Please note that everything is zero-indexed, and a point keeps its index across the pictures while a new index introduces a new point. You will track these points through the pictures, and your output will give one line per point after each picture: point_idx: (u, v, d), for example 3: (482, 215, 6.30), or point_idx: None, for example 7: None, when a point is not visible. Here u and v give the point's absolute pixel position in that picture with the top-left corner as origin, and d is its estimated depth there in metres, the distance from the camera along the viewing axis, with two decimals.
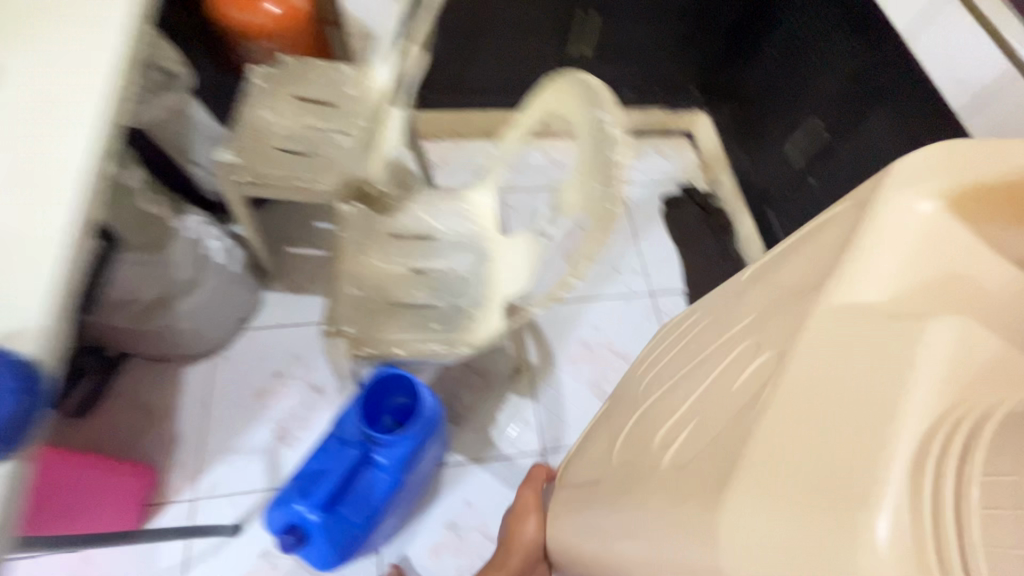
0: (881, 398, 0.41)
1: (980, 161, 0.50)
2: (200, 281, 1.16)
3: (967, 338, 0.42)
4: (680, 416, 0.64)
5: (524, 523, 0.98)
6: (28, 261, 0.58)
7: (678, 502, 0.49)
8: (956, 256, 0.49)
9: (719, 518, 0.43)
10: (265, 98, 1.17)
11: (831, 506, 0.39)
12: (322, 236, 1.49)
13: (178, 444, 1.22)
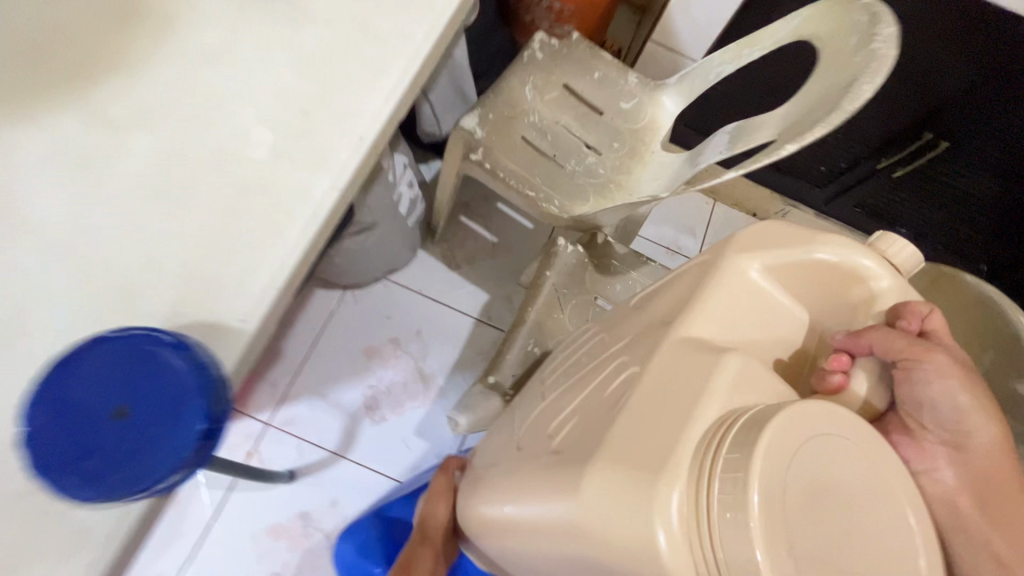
0: (681, 401, 0.44)
1: (792, 239, 0.55)
2: (375, 226, 1.06)
3: (749, 367, 0.47)
4: (560, 396, 0.64)
5: (435, 505, 0.80)
6: (268, 235, 0.46)
7: (544, 503, 0.48)
8: (772, 330, 0.54)
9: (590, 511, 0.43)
10: (536, 73, 0.99)
11: (631, 502, 0.41)
12: (498, 221, 1.35)
13: (278, 360, 1.17)
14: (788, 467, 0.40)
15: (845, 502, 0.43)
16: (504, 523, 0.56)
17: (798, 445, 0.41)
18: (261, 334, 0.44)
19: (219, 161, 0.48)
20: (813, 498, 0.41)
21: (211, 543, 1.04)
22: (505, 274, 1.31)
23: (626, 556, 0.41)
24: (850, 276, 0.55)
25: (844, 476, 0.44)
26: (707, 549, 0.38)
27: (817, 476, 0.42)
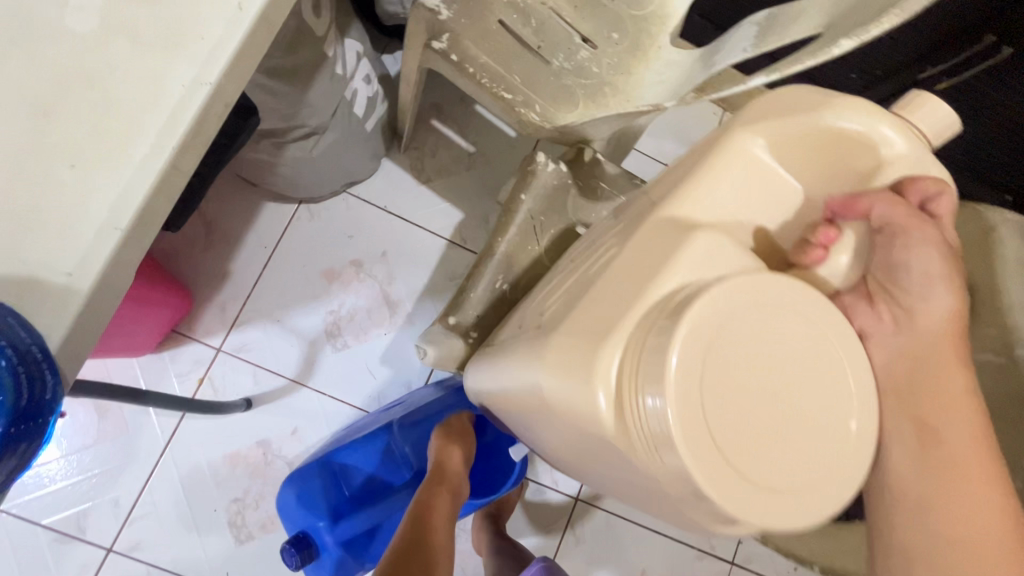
0: (641, 284, 0.41)
1: (800, 108, 0.45)
2: (325, 130, 0.89)
3: (725, 257, 0.41)
4: (553, 285, 0.55)
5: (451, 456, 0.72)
6: (102, 153, 0.32)
7: (517, 366, 0.50)
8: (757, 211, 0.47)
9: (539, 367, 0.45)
10: None
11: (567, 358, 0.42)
12: (475, 126, 1.18)
13: (226, 282, 1.05)
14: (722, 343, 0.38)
15: (795, 359, 0.39)
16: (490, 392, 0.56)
17: (738, 318, 0.38)
18: (107, 290, 0.32)
19: (22, 37, 0.32)
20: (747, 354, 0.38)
21: (166, 469, 0.99)
22: (482, 188, 1.16)
23: (569, 415, 0.42)
24: (853, 144, 0.45)
25: (784, 345, 0.39)
26: (621, 395, 0.38)
27: (747, 338, 0.38)
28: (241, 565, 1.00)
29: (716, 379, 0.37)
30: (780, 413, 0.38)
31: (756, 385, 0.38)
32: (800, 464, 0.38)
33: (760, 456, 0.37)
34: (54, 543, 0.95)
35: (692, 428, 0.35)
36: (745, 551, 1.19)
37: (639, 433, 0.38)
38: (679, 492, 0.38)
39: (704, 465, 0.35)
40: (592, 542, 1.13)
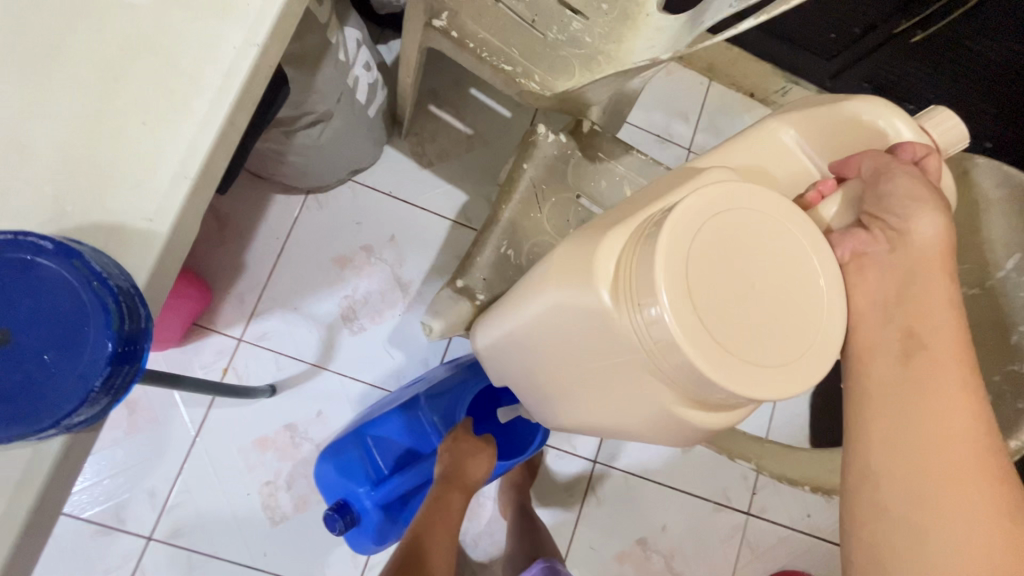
0: (644, 205, 0.45)
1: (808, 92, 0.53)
2: (331, 115, 0.92)
3: (723, 176, 0.45)
4: None
5: (473, 466, 0.73)
6: (167, 113, 0.35)
7: (527, 297, 0.52)
8: (774, 162, 0.51)
9: (550, 289, 0.47)
10: None
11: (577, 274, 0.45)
12: (471, 109, 1.21)
13: (241, 274, 1.09)
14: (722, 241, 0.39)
15: (776, 266, 0.40)
16: (495, 330, 0.58)
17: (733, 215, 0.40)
18: (179, 236, 0.36)
19: (87, 15, 0.35)
20: (732, 256, 0.39)
21: (198, 457, 1.03)
22: (482, 169, 1.20)
23: (583, 328, 0.45)
24: (859, 127, 0.52)
25: (767, 254, 0.40)
26: (624, 283, 0.41)
27: (745, 242, 0.40)
28: (276, 545, 1.03)
29: (702, 274, 0.38)
30: (765, 310, 0.39)
31: (738, 287, 0.39)
32: (782, 354, 0.39)
33: (743, 347, 0.38)
34: (95, 535, 0.98)
35: (689, 308, 0.37)
36: (759, 500, 1.23)
37: (641, 332, 0.40)
38: (689, 385, 0.40)
39: (694, 345, 0.37)
40: (612, 502, 1.18)
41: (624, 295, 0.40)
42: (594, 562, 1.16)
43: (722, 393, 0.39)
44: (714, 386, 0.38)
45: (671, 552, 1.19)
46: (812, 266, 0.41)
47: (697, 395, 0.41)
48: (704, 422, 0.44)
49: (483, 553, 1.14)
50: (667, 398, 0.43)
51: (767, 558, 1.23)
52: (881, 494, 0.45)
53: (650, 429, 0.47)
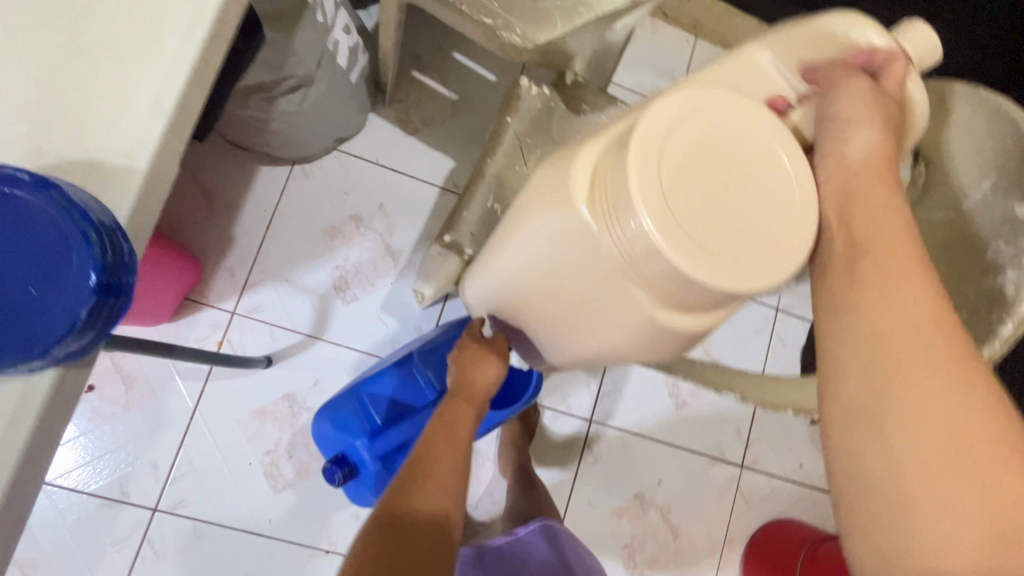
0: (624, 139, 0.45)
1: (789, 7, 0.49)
2: (311, 81, 0.91)
3: None
4: None
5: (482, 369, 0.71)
6: (138, 53, 0.35)
7: (508, 234, 0.52)
8: (753, 84, 0.50)
9: (530, 215, 0.47)
10: None
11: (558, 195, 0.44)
12: (455, 74, 1.19)
13: (231, 247, 1.08)
14: (694, 144, 0.39)
15: (749, 163, 0.39)
16: (480, 272, 0.58)
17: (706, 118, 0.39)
18: (158, 176, 0.36)
19: None
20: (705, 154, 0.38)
21: (198, 428, 1.04)
22: (469, 135, 1.19)
23: (563, 252, 0.45)
24: (839, 44, 0.50)
25: (746, 154, 0.39)
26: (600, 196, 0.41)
27: (716, 139, 0.39)
28: (281, 512, 1.05)
29: (674, 174, 0.38)
30: (738, 207, 0.39)
31: (709, 181, 0.39)
32: (764, 249, 0.39)
33: (718, 239, 0.38)
34: (101, 508, 1.00)
35: (658, 204, 0.37)
36: (752, 453, 1.26)
37: (619, 243, 0.40)
38: (674, 293, 0.40)
39: (670, 242, 0.37)
40: (608, 459, 1.20)
41: (603, 212, 0.40)
42: (592, 518, 1.19)
43: (700, 293, 0.39)
44: (694, 289, 0.39)
45: (667, 506, 1.22)
46: (791, 170, 0.40)
47: (682, 306, 0.41)
48: (695, 333, 0.45)
49: (484, 514, 1.16)
50: (648, 307, 0.42)
51: (761, 509, 1.26)
52: (848, 389, 0.41)
53: (639, 352, 0.47)
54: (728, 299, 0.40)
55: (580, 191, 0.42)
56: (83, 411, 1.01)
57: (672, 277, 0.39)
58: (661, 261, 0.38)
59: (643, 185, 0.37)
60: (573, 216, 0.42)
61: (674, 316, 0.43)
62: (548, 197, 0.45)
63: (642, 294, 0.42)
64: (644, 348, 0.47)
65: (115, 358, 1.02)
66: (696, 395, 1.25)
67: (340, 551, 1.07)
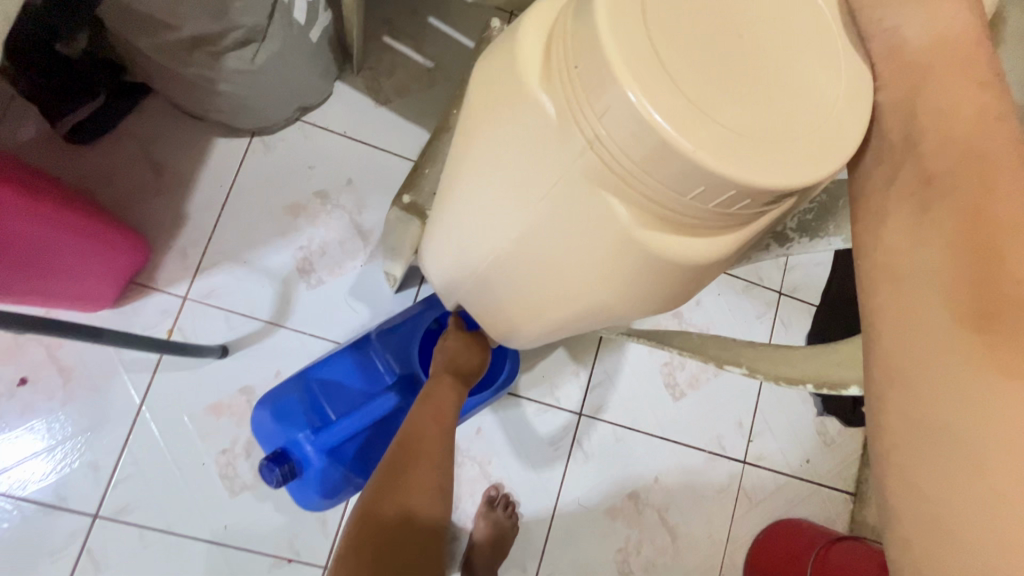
0: None
1: None
2: (262, 37, 0.81)
3: None
4: None
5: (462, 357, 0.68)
6: None
7: (453, 160, 0.42)
8: None
9: (475, 121, 0.37)
10: None
11: (498, 81, 0.35)
12: (431, 39, 1.10)
13: (183, 226, 0.99)
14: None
15: (760, 14, 0.30)
16: (432, 218, 0.48)
17: None
18: None
19: None
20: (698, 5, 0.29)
21: (145, 424, 0.94)
22: (447, 105, 1.09)
23: (514, 165, 0.35)
24: None
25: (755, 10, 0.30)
26: (562, 70, 0.31)
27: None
28: (238, 516, 0.95)
29: (664, 22, 0.29)
30: (742, 73, 0.29)
31: (707, 32, 0.29)
32: (785, 126, 0.29)
33: (728, 109, 0.28)
34: (36, 515, 0.90)
35: (641, 65, 0.28)
36: (755, 448, 1.17)
37: (590, 123, 0.30)
38: (668, 193, 0.30)
39: (664, 112, 0.27)
40: (601, 456, 1.11)
41: (562, 88, 0.30)
42: (584, 521, 1.09)
43: (704, 188, 0.29)
44: (696, 186, 0.29)
45: (665, 506, 1.13)
46: (815, 35, 0.31)
47: (676, 217, 0.32)
48: (694, 265, 0.35)
49: (464, 518, 1.06)
50: (628, 222, 0.33)
51: (766, 507, 1.17)
52: (921, 410, 0.33)
53: (618, 296, 0.38)
54: (732, 212, 0.31)
55: (535, 73, 0.32)
56: (15, 407, 0.91)
57: (671, 173, 0.29)
58: (650, 143, 0.28)
59: (625, 54, 0.28)
60: (528, 107, 0.32)
61: (662, 235, 0.33)
62: (497, 95, 0.35)
63: (620, 203, 0.32)
64: (628, 290, 0.37)
65: (51, 347, 0.92)
66: (693, 386, 1.16)
67: (305, 560, 0.97)
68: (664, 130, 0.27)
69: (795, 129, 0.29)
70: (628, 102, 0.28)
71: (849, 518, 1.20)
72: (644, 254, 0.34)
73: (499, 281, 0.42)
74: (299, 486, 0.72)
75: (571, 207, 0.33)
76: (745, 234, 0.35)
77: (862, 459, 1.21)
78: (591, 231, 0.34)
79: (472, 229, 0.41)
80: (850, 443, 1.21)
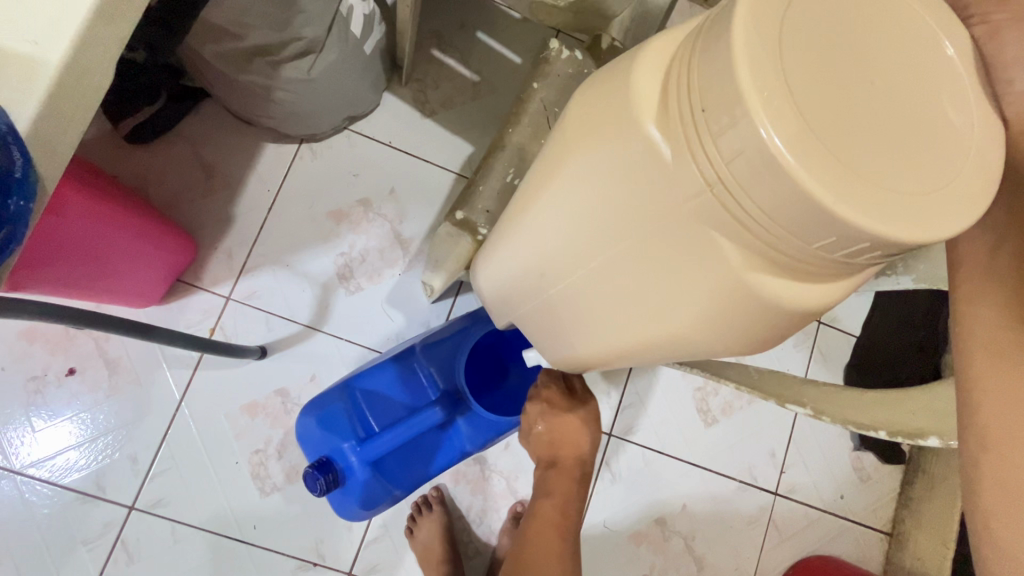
0: None
1: None
2: (321, 48, 0.83)
3: None
4: None
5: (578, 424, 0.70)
6: None
7: (534, 186, 0.42)
8: None
9: (574, 152, 0.38)
10: None
11: (606, 116, 0.35)
12: (478, 54, 1.11)
13: (230, 227, 1.01)
14: (822, 39, 0.28)
15: (894, 58, 0.29)
16: (497, 238, 0.49)
17: (829, 8, 0.29)
18: (81, 71, 0.28)
19: None
20: (833, 48, 0.28)
21: (184, 421, 0.96)
22: (490, 119, 1.10)
23: (616, 196, 0.35)
24: None
25: (890, 54, 0.29)
26: (684, 104, 0.30)
27: (844, 31, 0.29)
28: (267, 517, 0.96)
29: (801, 62, 0.28)
30: (882, 117, 0.28)
31: (844, 73, 0.28)
32: (915, 172, 0.28)
33: (865, 156, 0.27)
34: (74, 503, 0.92)
35: (782, 107, 0.27)
36: (788, 480, 1.14)
37: (713, 162, 0.30)
38: (789, 237, 0.29)
39: (800, 156, 0.27)
40: (629, 479, 1.09)
41: (679, 127, 0.31)
42: (609, 544, 1.08)
43: (834, 238, 0.28)
44: (826, 237, 0.28)
45: (692, 534, 1.10)
46: (948, 82, 0.30)
47: (787, 261, 0.31)
48: (796, 309, 0.34)
49: (488, 531, 1.03)
50: (740, 267, 0.32)
51: (796, 542, 1.13)
52: None
53: (713, 337, 0.37)
54: (855, 262, 0.30)
55: (649, 107, 0.33)
56: (62, 395, 0.93)
57: (799, 221, 0.28)
58: (781, 188, 0.27)
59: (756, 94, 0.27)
60: (635, 141, 0.33)
61: (773, 280, 0.33)
62: (601, 127, 0.35)
63: (731, 245, 0.32)
64: (723, 331, 0.36)
65: (99, 339, 0.95)
66: (726, 413, 1.14)
67: (328, 565, 0.97)
68: (799, 175, 0.27)
69: (925, 180, 0.28)
70: (757, 138, 0.27)
71: (884, 559, 1.16)
72: (748, 298, 0.33)
73: (571, 310, 0.42)
74: (339, 495, 0.73)
75: (671, 245, 0.34)
76: (850, 282, 0.34)
77: (899, 498, 1.16)
78: (695, 270, 0.34)
79: (549, 257, 0.41)
80: (888, 481, 1.17)
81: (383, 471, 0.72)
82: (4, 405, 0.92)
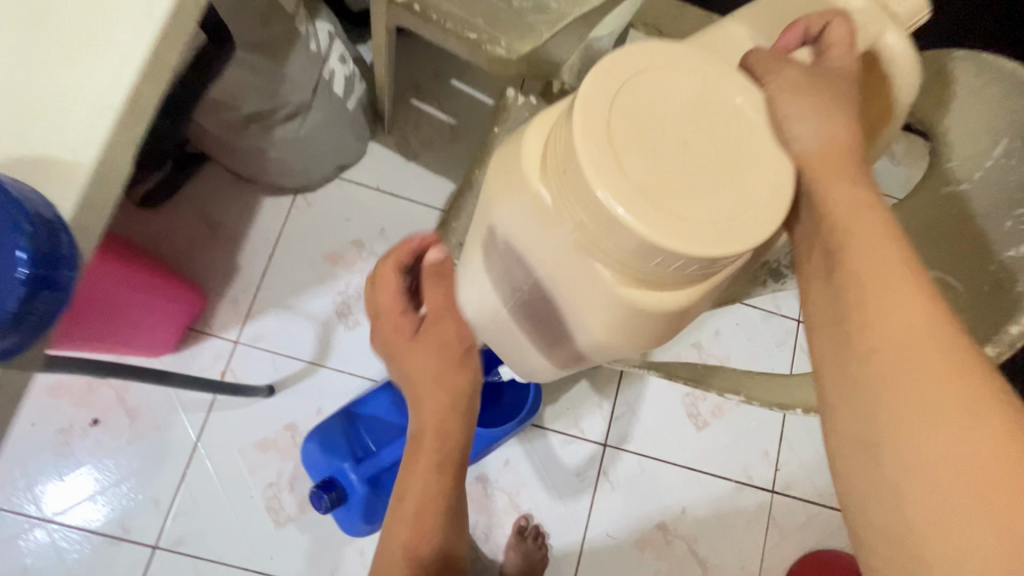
0: None
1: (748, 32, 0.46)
2: (308, 109, 0.92)
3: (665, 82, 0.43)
4: None
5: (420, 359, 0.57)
6: (88, 50, 0.35)
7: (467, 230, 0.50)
8: None
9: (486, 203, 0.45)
10: None
11: (505, 172, 0.43)
12: (453, 99, 1.21)
13: (235, 277, 1.09)
14: (642, 106, 0.36)
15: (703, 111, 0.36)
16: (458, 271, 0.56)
17: (648, 79, 0.36)
18: (107, 169, 0.35)
19: None
20: (650, 113, 0.36)
21: (200, 461, 1.02)
22: (469, 157, 1.19)
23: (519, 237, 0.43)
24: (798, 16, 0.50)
25: (698, 109, 0.36)
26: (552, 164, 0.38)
27: (659, 99, 0.36)
28: (283, 548, 1.01)
29: (623, 125, 0.35)
30: (693, 163, 0.35)
31: (654, 128, 0.35)
32: (725, 202, 0.35)
33: (678, 197, 0.34)
34: (102, 546, 0.97)
35: (604, 166, 0.34)
36: (783, 477, 1.17)
37: (572, 207, 0.37)
38: (633, 260, 0.36)
39: (622, 203, 0.34)
40: (628, 486, 1.13)
41: (553, 182, 0.38)
42: (613, 552, 1.11)
43: (661, 258, 0.35)
44: (655, 256, 0.35)
45: (695, 537, 1.13)
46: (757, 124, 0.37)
47: (644, 277, 0.38)
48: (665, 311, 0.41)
49: (495, 547, 1.09)
50: (613, 283, 0.39)
51: (799, 538, 1.15)
52: None
53: (614, 340, 0.44)
54: (695, 273, 0.37)
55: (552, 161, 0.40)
56: (87, 445, 1.00)
57: (634, 247, 0.35)
58: (615, 225, 0.35)
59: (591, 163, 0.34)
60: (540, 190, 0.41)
61: (640, 290, 0.39)
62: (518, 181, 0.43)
63: (604, 267, 0.39)
64: (618, 335, 0.43)
65: (119, 390, 1.02)
66: (717, 415, 1.18)
67: None
68: (622, 217, 0.34)
69: (734, 209, 0.35)
70: (596, 196, 0.34)
71: None
72: (626, 307, 0.40)
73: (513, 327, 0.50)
74: (343, 514, 0.78)
75: (562, 269, 0.41)
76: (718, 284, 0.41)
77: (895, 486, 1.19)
78: (582, 287, 0.41)
79: (486, 286, 0.49)
80: None
81: (385, 490, 0.78)
82: (36, 458, 0.99)
